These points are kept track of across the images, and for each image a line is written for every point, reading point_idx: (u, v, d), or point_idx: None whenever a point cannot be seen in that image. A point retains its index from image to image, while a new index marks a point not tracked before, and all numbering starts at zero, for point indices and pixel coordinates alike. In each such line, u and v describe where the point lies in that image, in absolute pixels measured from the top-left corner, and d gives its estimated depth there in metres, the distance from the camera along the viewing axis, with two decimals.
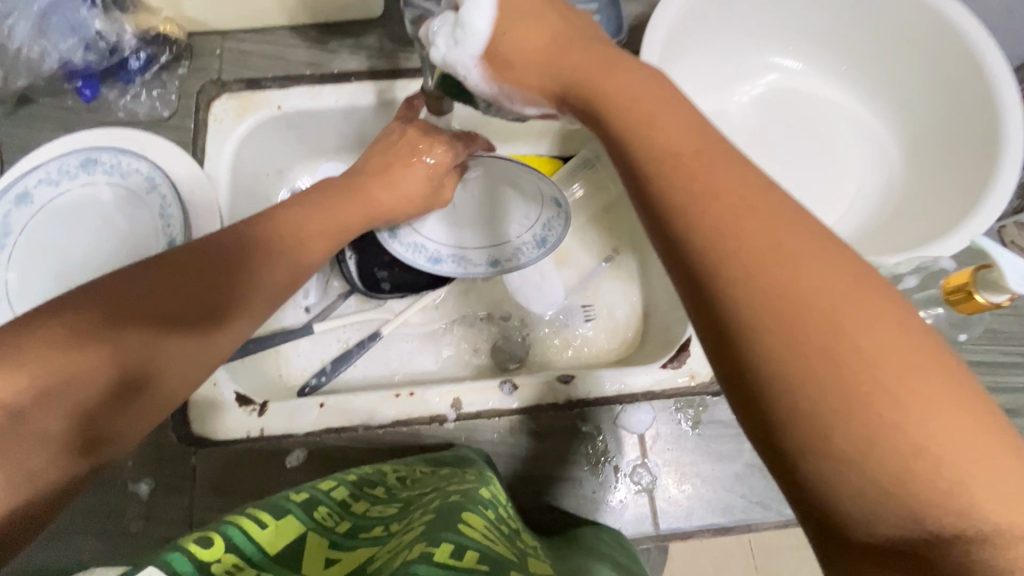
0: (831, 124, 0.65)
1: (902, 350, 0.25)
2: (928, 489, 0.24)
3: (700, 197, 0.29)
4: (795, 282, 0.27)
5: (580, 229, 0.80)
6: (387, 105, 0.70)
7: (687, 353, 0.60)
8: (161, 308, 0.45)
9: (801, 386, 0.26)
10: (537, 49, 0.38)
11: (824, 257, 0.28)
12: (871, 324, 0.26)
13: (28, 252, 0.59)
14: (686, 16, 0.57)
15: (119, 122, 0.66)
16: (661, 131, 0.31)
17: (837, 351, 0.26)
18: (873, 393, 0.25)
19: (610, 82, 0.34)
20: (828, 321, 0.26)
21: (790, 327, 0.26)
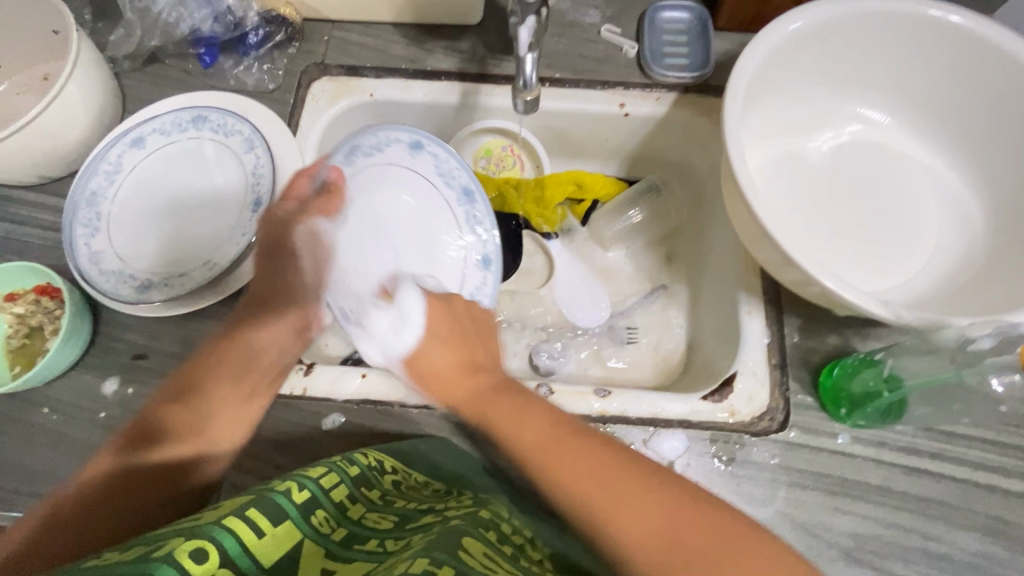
0: (909, 182, 0.64)
1: (621, 482, 0.40)
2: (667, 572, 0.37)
3: (486, 411, 0.47)
4: (550, 457, 0.43)
5: (636, 253, 0.83)
6: (469, 106, 0.74)
7: (730, 389, 0.58)
8: (228, 337, 0.55)
9: (575, 514, 0.41)
10: (442, 367, 0.50)
11: (552, 415, 0.45)
12: (596, 465, 0.41)
13: (132, 190, 0.65)
14: (779, 53, 0.58)
15: (229, 89, 0.72)
16: (526, 424, 0.45)
17: (575, 496, 0.41)
18: (607, 513, 0.39)
19: (463, 370, 0.50)
20: (564, 472, 0.42)
21: (555, 484, 0.42)
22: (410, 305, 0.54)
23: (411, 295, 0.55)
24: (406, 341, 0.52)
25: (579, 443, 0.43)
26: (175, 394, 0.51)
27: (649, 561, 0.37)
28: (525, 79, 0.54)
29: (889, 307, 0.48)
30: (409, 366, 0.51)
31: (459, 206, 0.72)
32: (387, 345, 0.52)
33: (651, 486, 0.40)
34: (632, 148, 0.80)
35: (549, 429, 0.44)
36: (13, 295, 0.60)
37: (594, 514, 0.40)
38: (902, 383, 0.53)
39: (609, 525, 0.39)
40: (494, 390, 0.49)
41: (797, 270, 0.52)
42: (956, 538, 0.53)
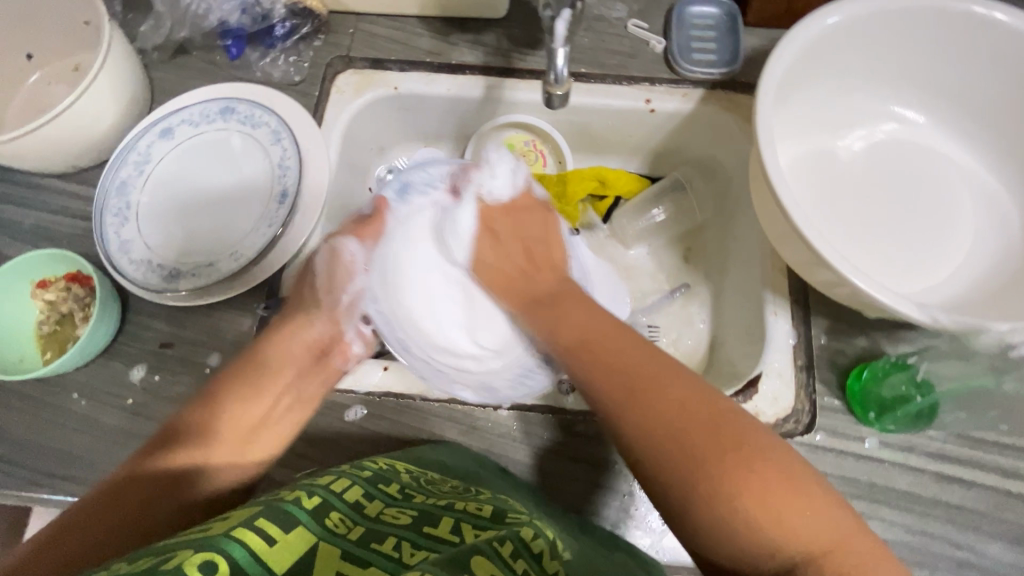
0: (944, 183, 0.62)
1: (656, 363, 0.44)
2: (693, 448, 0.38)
3: (540, 305, 0.55)
4: (587, 339, 0.48)
5: (657, 251, 0.83)
6: (494, 100, 0.74)
7: (754, 390, 0.58)
8: (253, 354, 0.55)
9: (603, 391, 0.44)
10: (493, 256, 0.61)
11: (593, 313, 0.51)
12: (631, 346, 0.46)
13: (161, 181, 0.66)
14: (813, 49, 0.57)
15: (255, 81, 0.72)
16: (574, 319, 0.51)
17: (612, 370, 0.44)
18: (643, 387, 0.42)
19: (544, 243, 0.61)
20: (600, 355, 0.46)
21: (592, 366, 0.46)
22: (462, 218, 0.62)
23: (463, 212, 0.62)
24: (462, 253, 0.63)
25: (620, 335, 0.47)
26: (195, 405, 0.50)
27: (659, 436, 0.40)
28: (557, 73, 0.53)
29: (925, 311, 0.47)
30: (474, 265, 0.62)
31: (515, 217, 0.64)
32: (452, 239, 0.63)
33: (681, 376, 0.43)
34: (657, 144, 0.79)
35: (593, 321, 0.50)
36: (44, 281, 0.61)
37: (618, 382, 0.43)
38: (933, 389, 0.54)
39: (626, 403, 0.42)
40: (554, 284, 0.57)
41: (829, 270, 0.51)
42: (986, 547, 0.52)
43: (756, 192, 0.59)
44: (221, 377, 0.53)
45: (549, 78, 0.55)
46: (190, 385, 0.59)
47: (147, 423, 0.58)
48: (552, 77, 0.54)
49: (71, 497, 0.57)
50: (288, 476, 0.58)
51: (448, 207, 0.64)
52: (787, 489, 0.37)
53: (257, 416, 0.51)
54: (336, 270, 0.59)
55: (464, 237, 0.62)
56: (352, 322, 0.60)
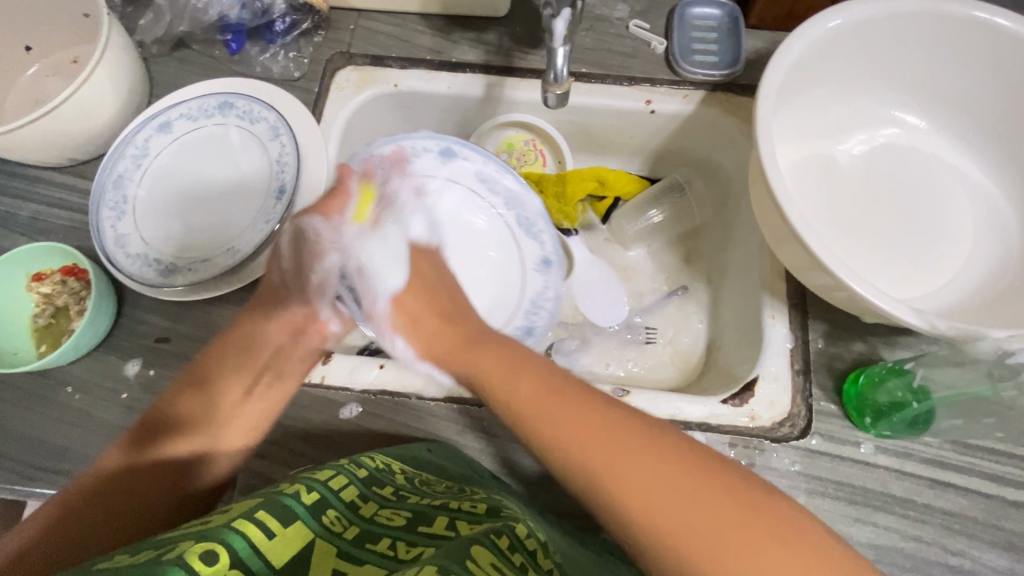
0: (945, 189, 0.62)
1: (614, 438, 0.40)
2: (683, 545, 0.36)
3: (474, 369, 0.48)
4: (537, 413, 0.43)
5: (656, 252, 0.83)
6: (494, 99, 0.74)
7: (750, 393, 0.58)
8: (233, 334, 0.54)
9: (576, 481, 0.40)
10: (419, 313, 0.52)
11: (538, 372, 0.46)
12: (585, 419, 0.41)
13: (159, 175, 0.66)
14: (815, 51, 0.56)
15: (255, 76, 0.72)
16: (520, 384, 0.45)
17: (575, 458, 0.40)
18: (612, 477, 0.39)
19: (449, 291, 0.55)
20: (559, 438, 0.41)
21: (555, 450, 0.41)
22: (392, 244, 0.53)
23: (394, 241, 0.54)
24: (395, 278, 0.52)
25: (574, 402, 0.42)
26: (176, 393, 0.51)
27: (664, 528, 0.36)
28: (556, 72, 0.53)
29: (924, 317, 0.47)
30: (395, 303, 0.52)
31: (510, 211, 0.71)
32: (375, 283, 0.52)
33: (658, 445, 0.39)
34: (657, 145, 0.78)
35: (539, 389, 0.44)
36: (40, 274, 0.61)
37: (586, 472, 0.40)
38: (931, 395, 0.52)
39: (602, 492, 0.39)
40: (475, 335, 0.51)
41: (828, 274, 0.50)
42: (980, 554, 0.52)
43: (755, 195, 0.58)
44: (204, 356, 0.53)
45: (548, 78, 0.55)
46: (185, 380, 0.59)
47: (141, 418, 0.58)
48: (551, 76, 0.54)
49: None
50: (282, 473, 0.58)
51: (353, 231, 0.51)
52: (808, 563, 0.35)
53: (238, 395, 0.52)
54: (303, 250, 0.53)
55: (398, 270, 0.52)
56: (326, 300, 0.55)
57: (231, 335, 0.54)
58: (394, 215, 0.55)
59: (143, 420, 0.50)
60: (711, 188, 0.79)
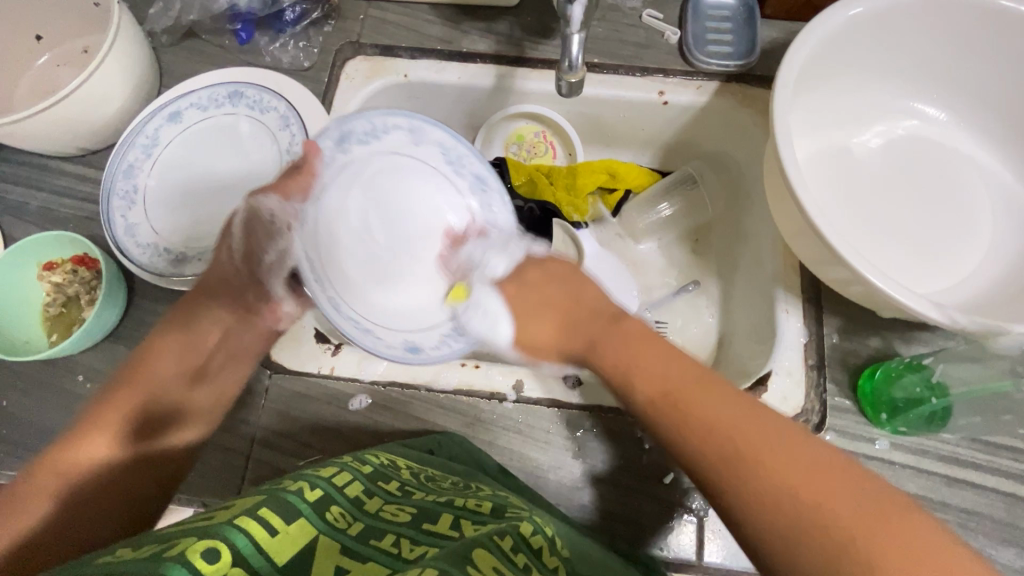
0: (965, 181, 0.61)
1: (745, 418, 0.40)
2: (823, 540, 0.35)
3: (600, 361, 0.48)
4: (679, 392, 0.43)
5: (667, 247, 0.82)
6: (504, 90, 0.73)
7: (763, 388, 0.57)
8: (200, 316, 0.56)
9: (705, 461, 0.40)
10: (544, 340, 0.52)
11: (670, 353, 0.46)
12: (718, 398, 0.42)
13: (168, 165, 0.66)
14: (833, 40, 0.55)
15: (265, 65, 0.72)
16: (624, 348, 0.47)
17: (713, 435, 0.40)
18: (746, 460, 0.38)
19: (615, 331, 0.48)
20: (688, 411, 0.42)
21: (682, 428, 0.41)
22: (488, 303, 0.55)
23: (490, 298, 0.55)
24: (503, 331, 0.53)
25: (675, 365, 0.44)
26: (157, 372, 0.52)
27: (813, 521, 0.35)
28: (571, 60, 0.53)
29: (944, 311, 0.46)
30: (519, 348, 0.53)
31: (472, 193, 0.59)
32: (493, 342, 0.54)
33: (793, 437, 0.39)
34: (670, 137, 0.77)
35: (672, 369, 0.44)
36: (51, 264, 0.61)
37: (725, 450, 0.39)
38: (948, 391, 0.53)
39: (730, 476, 0.38)
40: (598, 322, 0.50)
41: (844, 266, 0.50)
42: (998, 552, 0.51)
43: (771, 187, 0.58)
44: (176, 339, 0.54)
45: (561, 64, 0.54)
46: None
47: None
48: (564, 62, 0.53)
49: None
50: (291, 464, 0.58)
51: (461, 313, 0.57)
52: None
53: (224, 373, 0.56)
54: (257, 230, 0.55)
55: (504, 321, 0.54)
56: (279, 281, 0.57)
57: (197, 316, 0.56)
58: (474, 274, 0.58)
59: (119, 406, 0.50)
60: (724, 182, 0.78)
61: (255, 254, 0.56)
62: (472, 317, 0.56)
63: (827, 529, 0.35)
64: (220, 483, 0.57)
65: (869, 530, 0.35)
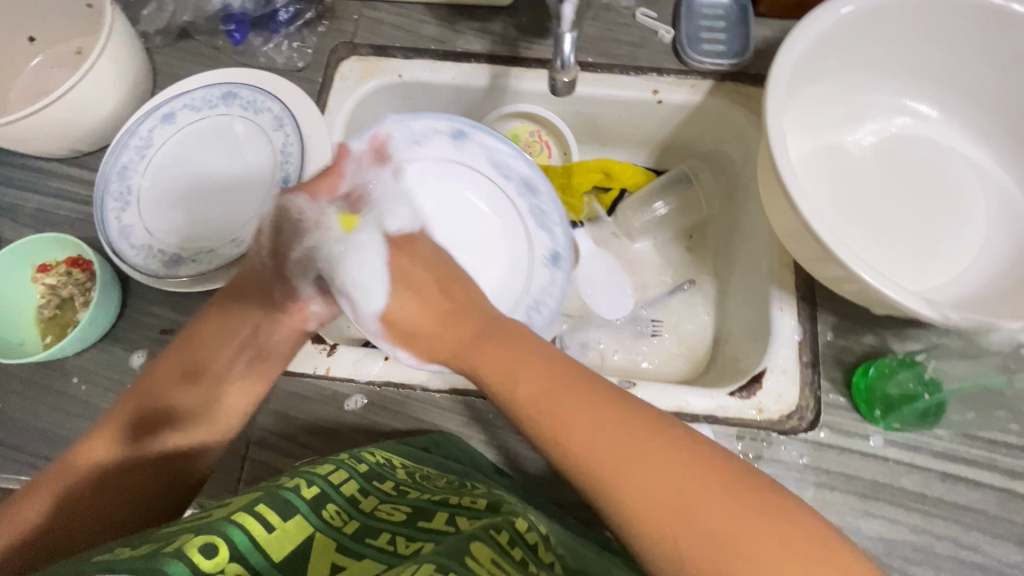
0: (958, 178, 0.61)
1: (595, 408, 0.42)
2: (658, 515, 0.38)
3: (474, 362, 0.48)
4: (532, 384, 0.45)
5: (663, 245, 0.82)
6: (499, 90, 0.73)
7: (758, 385, 0.57)
8: (223, 314, 0.54)
9: (562, 451, 0.42)
10: (421, 324, 0.51)
11: (535, 345, 0.48)
12: (566, 391, 0.43)
13: (162, 166, 0.66)
14: (825, 39, 0.55)
15: (259, 66, 0.72)
16: (486, 349, 0.48)
17: (562, 430, 0.42)
18: (595, 449, 0.41)
19: (485, 327, 0.50)
20: (540, 403, 0.44)
21: (541, 421, 0.43)
22: (369, 263, 0.51)
23: (370, 250, 0.51)
24: (377, 297, 0.51)
25: (523, 360, 0.46)
26: (156, 380, 0.51)
27: (653, 500, 0.39)
28: (564, 60, 0.53)
29: (937, 308, 0.46)
30: (388, 324, 0.52)
31: (521, 196, 0.70)
32: (364, 307, 0.51)
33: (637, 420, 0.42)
34: (665, 136, 0.78)
35: (537, 360, 0.46)
36: (45, 265, 0.61)
37: (571, 443, 0.42)
38: (942, 387, 0.53)
39: (588, 462, 0.41)
40: (478, 329, 0.49)
41: (837, 263, 0.50)
42: (990, 547, 0.51)
43: (765, 185, 0.58)
44: (189, 342, 0.53)
45: (554, 62, 0.54)
46: None
47: None
48: (558, 60, 0.53)
49: None
50: (287, 464, 0.58)
51: (347, 248, 0.51)
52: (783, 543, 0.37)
53: (221, 373, 0.53)
54: (282, 229, 0.53)
55: (379, 287, 0.51)
56: (307, 281, 0.54)
57: (215, 319, 0.54)
58: (369, 206, 0.55)
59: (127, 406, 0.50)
60: (719, 181, 0.78)
61: (280, 250, 0.54)
62: (360, 268, 0.51)
63: (652, 498, 0.39)
64: (216, 484, 0.57)
65: (692, 489, 0.38)
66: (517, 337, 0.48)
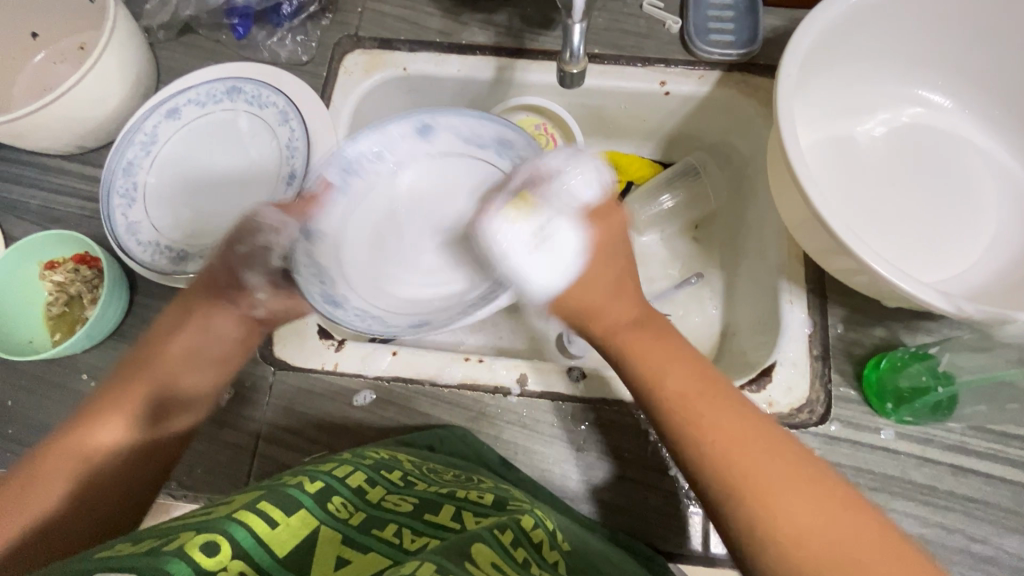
0: (971, 168, 0.60)
1: (717, 391, 0.44)
2: (750, 499, 0.39)
3: (621, 342, 0.48)
4: (658, 354, 0.46)
5: (670, 238, 0.82)
6: (504, 82, 0.72)
7: (768, 379, 0.57)
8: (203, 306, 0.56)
9: (672, 419, 0.44)
10: (591, 300, 0.48)
11: (664, 327, 0.49)
12: (688, 366, 0.45)
13: (167, 162, 0.65)
14: (837, 27, 0.55)
15: (262, 60, 0.71)
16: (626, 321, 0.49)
17: (680, 399, 0.44)
18: (707, 423, 0.42)
19: (634, 315, 0.49)
20: (663, 371, 0.45)
21: (656, 387, 0.45)
22: (563, 238, 0.48)
23: (562, 223, 0.49)
24: (551, 279, 0.48)
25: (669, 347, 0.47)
26: (156, 369, 0.53)
27: (749, 484, 0.39)
28: (572, 50, 0.52)
29: (950, 301, 0.45)
30: (567, 305, 0.48)
31: (502, 158, 0.62)
32: (538, 288, 0.48)
33: (748, 412, 0.43)
34: (672, 128, 0.77)
35: (667, 340, 0.47)
36: (52, 262, 0.61)
37: (687, 411, 0.43)
38: (954, 380, 0.52)
39: (693, 432, 0.42)
40: (634, 312, 0.49)
41: (849, 256, 0.49)
42: (1002, 540, 0.51)
43: (774, 177, 0.57)
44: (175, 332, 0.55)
45: (563, 53, 0.53)
46: None
47: None
48: (566, 50, 0.52)
49: None
50: (296, 460, 0.58)
51: (530, 226, 0.49)
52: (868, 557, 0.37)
53: (205, 360, 0.56)
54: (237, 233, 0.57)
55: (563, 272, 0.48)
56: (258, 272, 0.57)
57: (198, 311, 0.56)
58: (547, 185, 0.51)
59: (125, 400, 0.51)
60: (728, 173, 0.77)
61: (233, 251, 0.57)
62: (507, 238, 0.50)
63: (767, 500, 0.39)
64: (227, 480, 0.57)
65: (788, 486, 0.39)
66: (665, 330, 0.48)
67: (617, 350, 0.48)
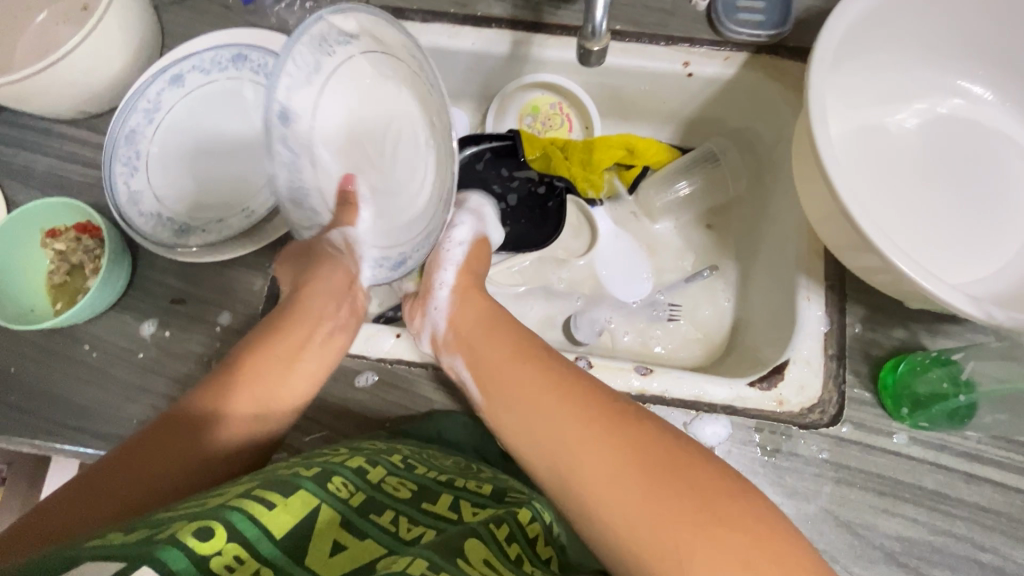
0: (1008, 166, 0.57)
1: (569, 404, 0.46)
2: (623, 529, 0.40)
3: (487, 370, 0.51)
4: (512, 379, 0.49)
5: (685, 228, 0.79)
6: (520, 57, 0.69)
7: (780, 377, 0.55)
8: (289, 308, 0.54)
9: (534, 443, 0.46)
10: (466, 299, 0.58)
11: (513, 340, 0.53)
12: (538, 393, 0.47)
13: (169, 131, 0.64)
14: (877, 9, 0.51)
15: (270, 27, 0.68)
16: (490, 347, 0.53)
17: (534, 420, 0.46)
18: (565, 454, 0.44)
19: (485, 328, 0.55)
20: (518, 396, 0.48)
21: (517, 408, 0.48)
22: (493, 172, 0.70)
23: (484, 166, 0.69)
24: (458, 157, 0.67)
25: (540, 377, 0.48)
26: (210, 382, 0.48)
27: (615, 507, 0.40)
28: (594, 26, 0.49)
29: (980, 307, 0.43)
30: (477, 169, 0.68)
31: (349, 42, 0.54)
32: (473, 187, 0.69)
33: (617, 423, 0.44)
34: (692, 111, 0.74)
35: (519, 363, 0.50)
36: (54, 231, 0.60)
37: (547, 438, 0.45)
38: (975, 388, 0.50)
39: (563, 467, 0.43)
40: (496, 319, 0.56)
41: (875, 254, 0.47)
42: (1013, 551, 0.50)
43: (800, 168, 0.55)
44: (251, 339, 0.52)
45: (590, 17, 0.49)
46: (199, 342, 0.59)
47: (156, 378, 0.58)
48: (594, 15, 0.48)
49: (84, 448, 0.57)
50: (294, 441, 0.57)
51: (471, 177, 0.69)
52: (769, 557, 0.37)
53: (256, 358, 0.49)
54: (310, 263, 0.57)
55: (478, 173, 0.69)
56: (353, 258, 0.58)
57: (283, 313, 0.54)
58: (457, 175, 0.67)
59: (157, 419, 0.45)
60: (747, 159, 0.75)
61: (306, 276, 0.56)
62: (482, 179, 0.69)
63: (639, 522, 0.39)
64: None
65: (655, 505, 0.39)
66: (546, 367, 0.49)
67: (492, 379, 0.51)
